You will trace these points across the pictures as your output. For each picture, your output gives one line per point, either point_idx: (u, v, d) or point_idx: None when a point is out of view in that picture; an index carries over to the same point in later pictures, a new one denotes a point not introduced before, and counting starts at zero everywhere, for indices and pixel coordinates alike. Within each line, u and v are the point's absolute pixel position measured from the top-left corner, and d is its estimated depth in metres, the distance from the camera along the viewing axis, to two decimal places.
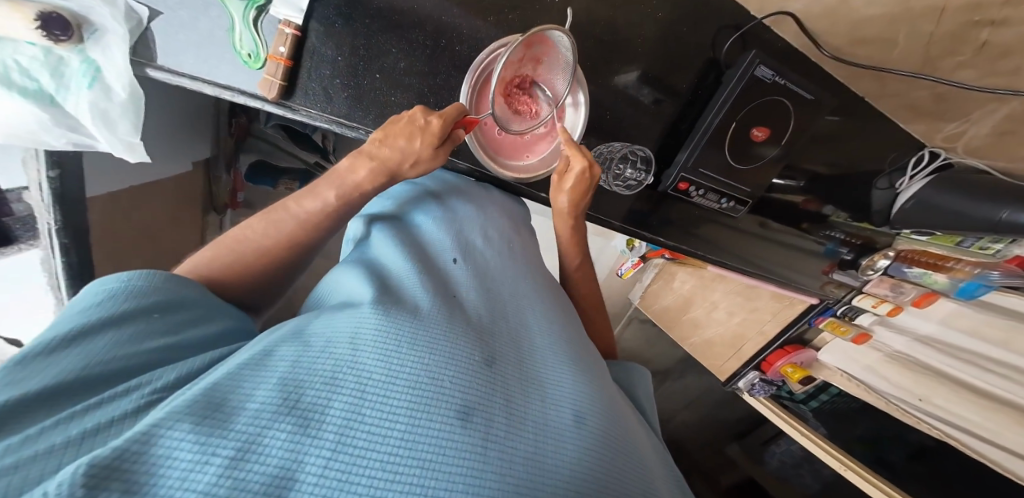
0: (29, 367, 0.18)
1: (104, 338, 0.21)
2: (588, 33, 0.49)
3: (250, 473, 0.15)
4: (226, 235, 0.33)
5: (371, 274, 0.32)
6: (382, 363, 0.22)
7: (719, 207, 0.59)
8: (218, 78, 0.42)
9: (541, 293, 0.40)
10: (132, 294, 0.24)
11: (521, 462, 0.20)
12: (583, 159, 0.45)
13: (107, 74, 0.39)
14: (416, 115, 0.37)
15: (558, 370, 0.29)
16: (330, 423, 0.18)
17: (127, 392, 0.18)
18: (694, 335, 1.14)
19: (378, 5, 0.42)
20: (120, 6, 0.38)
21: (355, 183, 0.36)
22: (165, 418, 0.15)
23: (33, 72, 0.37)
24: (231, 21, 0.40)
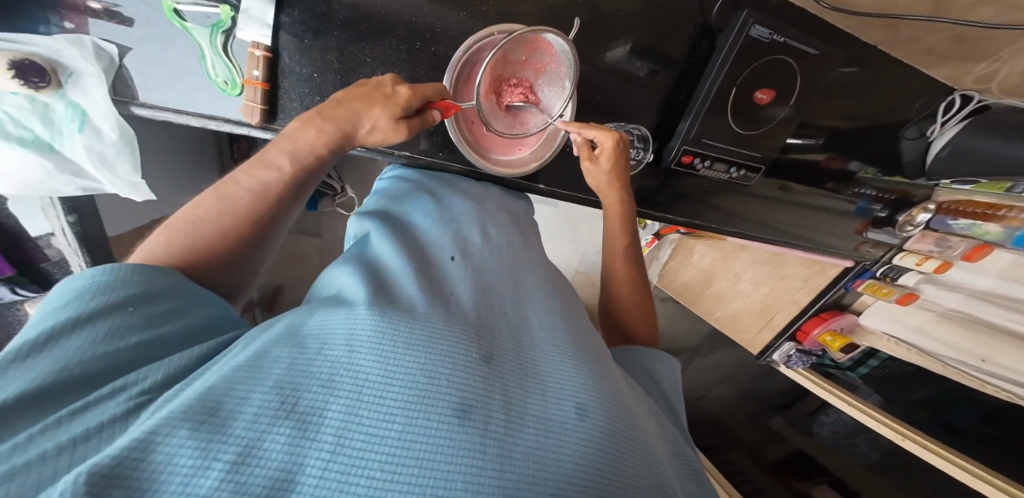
0: (5, 373, 0.18)
1: (81, 338, 0.21)
2: (566, 14, 0.47)
3: (251, 476, 0.14)
4: (174, 218, 0.33)
5: (363, 272, 0.32)
6: (379, 363, 0.21)
7: (728, 177, 0.55)
8: (198, 107, 0.43)
9: (538, 282, 0.40)
10: (104, 286, 0.24)
11: (530, 457, 0.19)
12: (613, 132, 0.43)
13: (93, 116, 0.41)
14: (387, 86, 0.38)
15: (562, 360, 0.28)
16: (330, 424, 0.17)
17: (113, 393, 0.19)
18: (718, 311, 1.10)
19: (345, 15, 0.42)
20: (88, 45, 0.38)
21: (304, 146, 0.35)
22: (162, 425, 0.15)
23: (25, 121, 0.40)
24: (200, 49, 0.41)
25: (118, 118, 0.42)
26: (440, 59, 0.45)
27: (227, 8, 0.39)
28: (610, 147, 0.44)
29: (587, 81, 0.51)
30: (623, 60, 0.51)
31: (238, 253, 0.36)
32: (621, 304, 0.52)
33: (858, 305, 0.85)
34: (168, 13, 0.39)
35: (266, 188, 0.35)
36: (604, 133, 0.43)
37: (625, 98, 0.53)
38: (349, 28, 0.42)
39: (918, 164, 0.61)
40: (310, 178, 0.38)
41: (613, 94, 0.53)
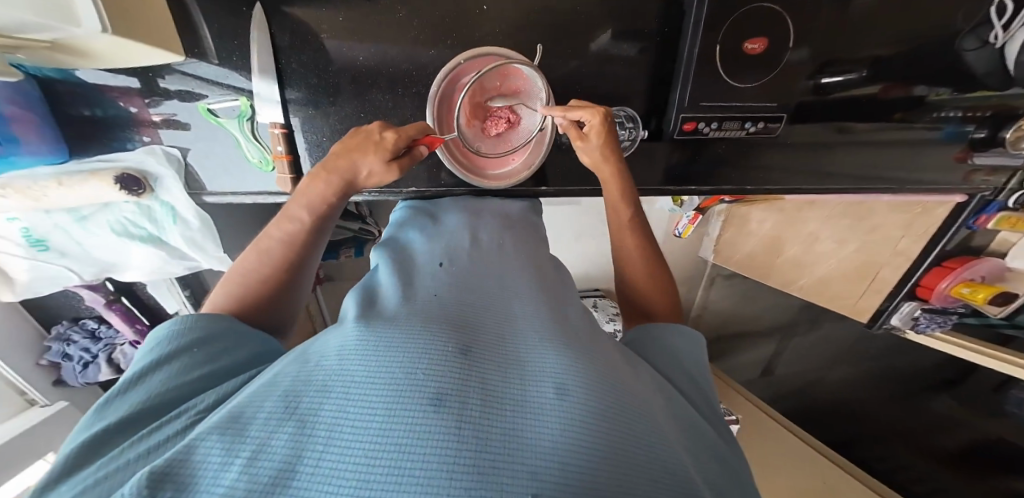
0: (114, 404, 0.26)
1: (162, 373, 0.29)
2: (520, 20, 0.50)
3: (259, 466, 0.19)
4: (229, 272, 0.41)
5: (363, 293, 0.37)
6: (363, 370, 0.25)
7: (747, 132, 0.56)
8: (247, 187, 0.54)
9: (528, 277, 0.41)
10: (175, 336, 0.32)
11: (497, 437, 0.21)
12: (598, 109, 0.46)
13: (179, 209, 0.55)
14: (374, 134, 0.44)
15: (542, 347, 0.30)
16: (321, 423, 0.21)
17: (178, 415, 0.25)
18: (800, 279, 1.01)
19: (334, 81, 0.50)
20: (160, 152, 0.50)
21: (317, 196, 0.42)
22: (202, 436, 0.20)
23: (140, 222, 0.55)
24: (234, 138, 0.51)
25: (197, 207, 0.55)
26: (422, 98, 0.52)
27: (246, 100, 0.48)
28: (599, 123, 0.47)
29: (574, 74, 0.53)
30: (611, 46, 0.53)
31: (276, 299, 0.42)
32: (637, 279, 0.48)
33: (997, 246, 0.75)
34: (204, 113, 0.49)
35: (293, 237, 0.42)
36: (591, 111, 0.46)
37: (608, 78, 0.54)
38: (342, 94, 0.50)
39: (997, 72, 0.57)
40: (328, 222, 0.45)
41: (596, 78, 0.54)
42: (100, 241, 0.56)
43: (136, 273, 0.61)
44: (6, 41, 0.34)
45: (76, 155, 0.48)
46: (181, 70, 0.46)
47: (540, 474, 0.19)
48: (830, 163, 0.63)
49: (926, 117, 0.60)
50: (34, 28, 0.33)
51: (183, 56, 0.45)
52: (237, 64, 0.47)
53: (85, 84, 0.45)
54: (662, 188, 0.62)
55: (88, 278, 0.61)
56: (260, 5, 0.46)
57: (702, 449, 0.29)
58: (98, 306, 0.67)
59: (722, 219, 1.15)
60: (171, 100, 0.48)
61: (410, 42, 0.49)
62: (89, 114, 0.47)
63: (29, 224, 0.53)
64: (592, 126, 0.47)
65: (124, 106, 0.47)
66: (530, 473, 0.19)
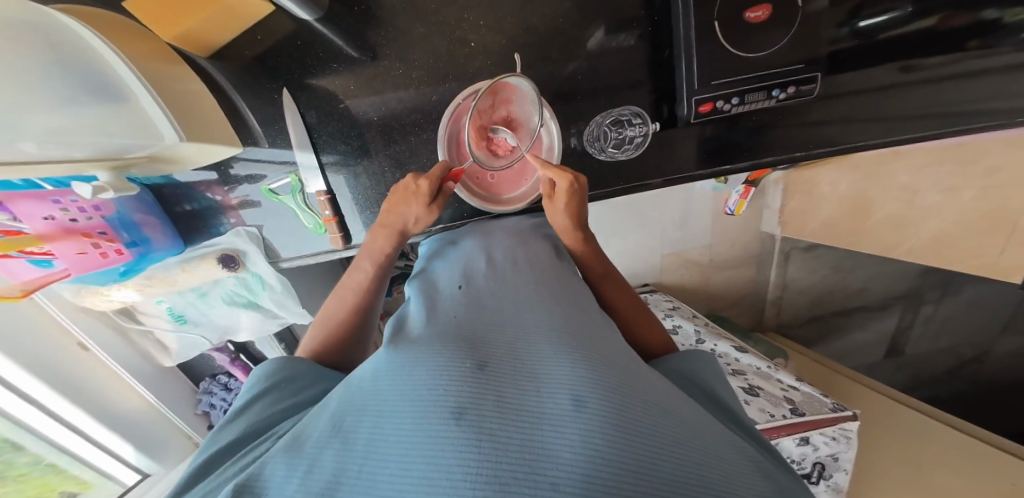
0: (223, 430, 0.32)
1: (256, 406, 0.35)
2: (503, 48, 0.57)
3: (314, 478, 0.23)
4: (317, 320, 0.50)
5: (396, 320, 0.42)
6: (394, 391, 0.28)
7: (775, 100, 0.54)
8: (308, 249, 0.63)
9: (547, 291, 0.42)
10: (268, 374, 0.39)
11: (511, 450, 0.22)
12: (566, 173, 0.51)
13: (266, 276, 0.67)
14: (409, 182, 0.50)
15: (558, 357, 0.30)
16: (360, 441, 0.25)
17: (266, 439, 0.31)
18: (907, 241, 0.81)
19: (358, 143, 0.58)
20: (245, 232, 0.60)
21: (378, 250, 0.51)
22: (274, 455, 0.25)
23: (242, 290, 0.69)
24: (293, 209, 0.61)
25: (276, 272, 0.66)
26: (433, 140, 0.59)
27: (294, 174, 0.58)
28: (565, 187, 0.51)
29: (572, 78, 0.59)
30: (606, 40, 0.57)
31: (352, 340, 0.49)
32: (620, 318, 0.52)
33: None
34: (267, 193, 0.59)
35: (361, 285, 0.50)
36: (558, 175, 0.50)
37: (604, 75, 0.59)
38: (366, 151, 0.59)
39: None
40: (388, 269, 0.52)
41: (593, 74, 0.59)
42: (219, 311, 0.72)
43: (246, 333, 0.77)
44: (119, 160, 0.44)
45: (189, 245, 0.61)
46: (245, 157, 0.56)
47: (549, 479, 0.20)
48: (880, 109, 0.59)
49: (1012, 40, 0.56)
50: (136, 149, 0.43)
51: (242, 146, 0.55)
52: (281, 142, 0.56)
53: (182, 184, 0.56)
54: (700, 174, 0.63)
55: (216, 341, 0.77)
56: (286, 89, 0.55)
57: (746, 461, 0.28)
58: (227, 363, 0.84)
59: (782, 187, 1.02)
60: (243, 185, 0.58)
61: (413, 93, 0.57)
62: (189, 208, 0.58)
63: (170, 304, 0.69)
64: (560, 187, 0.51)
65: (210, 195, 0.58)
66: (539, 478, 0.20)
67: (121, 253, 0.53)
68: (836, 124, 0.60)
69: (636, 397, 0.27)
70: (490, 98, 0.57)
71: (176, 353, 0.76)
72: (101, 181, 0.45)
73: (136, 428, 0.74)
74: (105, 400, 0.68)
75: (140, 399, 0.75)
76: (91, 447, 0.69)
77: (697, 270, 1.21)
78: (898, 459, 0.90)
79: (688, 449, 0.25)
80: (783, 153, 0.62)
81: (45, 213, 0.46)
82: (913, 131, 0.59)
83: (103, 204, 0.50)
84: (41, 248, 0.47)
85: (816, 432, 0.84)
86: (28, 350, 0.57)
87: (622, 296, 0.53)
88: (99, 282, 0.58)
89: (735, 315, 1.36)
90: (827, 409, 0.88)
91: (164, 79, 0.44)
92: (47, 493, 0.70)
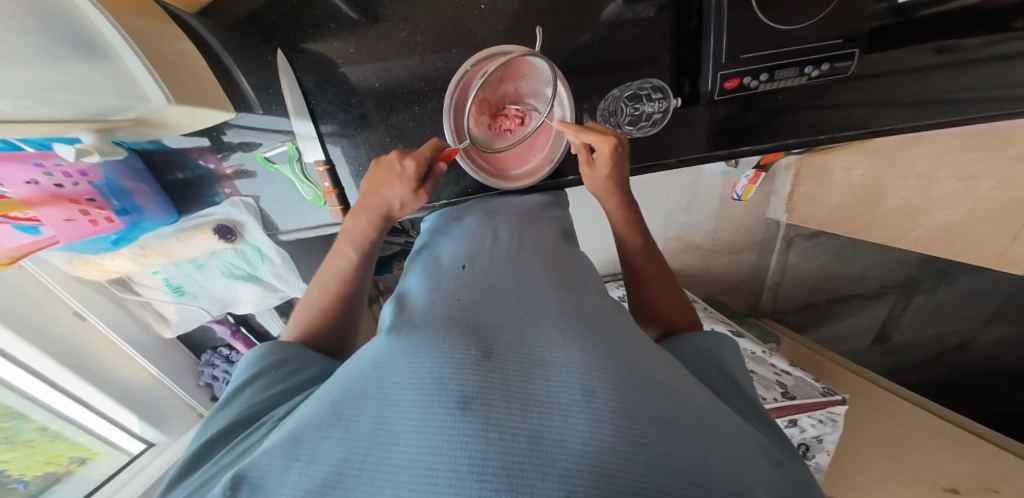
0: (216, 419, 0.32)
1: (247, 392, 0.35)
2: (516, 12, 0.53)
3: (315, 468, 0.22)
4: (300, 305, 0.50)
5: (397, 300, 0.41)
6: (396, 378, 0.28)
7: (807, 78, 0.51)
8: (308, 221, 0.63)
9: (552, 275, 0.41)
10: (256, 361, 0.38)
11: (522, 440, 0.21)
12: (610, 138, 0.48)
13: (264, 249, 0.67)
14: (395, 164, 0.47)
15: (567, 347, 0.29)
16: (362, 429, 0.24)
17: (260, 426, 0.30)
18: (916, 230, 0.80)
19: (358, 111, 0.55)
20: (240, 202, 0.59)
21: (360, 234, 0.49)
22: (271, 445, 0.25)
23: (239, 261, 0.69)
24: (290, 180, 0.59)
25: (275, 244, 0.66)
26: (438, 111, 0.56)
27: (291, 143, 0.55)
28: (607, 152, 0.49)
29: (588, 48, 0.55)
30: (625, 10, 0.53)
31: (342, 325, 0.48)
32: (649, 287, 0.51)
33: None
34: (262, 161, 0.56)
35: (342, 272, 0.49)
36: (601, 140, 0.48)
37: (623, 46, 0.55)
38: (366, 120, 0.56)
39: None
40: (373, 254, 0.51)
41: (610, 45, 0.55)
42: (217, 283, 0.71)
43: (246, 306, 0.76)
44: (105, 122, 0.41)
45: (183, 215, 0.59)
46: (239, 123, 0.53)
47: (558, 470, 0.19)
48: (912, 93, 0.56)
49: None
50: (119, 111, 0.40)
51: (235, 111, 0.51)
52: (277, 108, 0.53)
53: (173, 150, 0.53)
54: (714, 155, 0.61)
55: (215, 313, 0.76)
56: (281, 51, 0.51)
57: (753, 449, 0.27)
58: (228, 335, 0.84)
59: (794, 171, 0.96)
60: (238, 153, 0.55)
61: (418, 59, 0.54)
62: (181, 176, 0.56)
63: (167, 276, 0.68)
64: (601, 152, 0.49)
65: (203, 163, 0.55)
66: (549, 469, 0.19)
67: (111, 221, 0.51)
68: (860, 107, 0.57)
69: (647, 389, 0.26)
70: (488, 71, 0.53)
71: (176, 324, 0.76)
72: (85, 144, 0.42)
73: (141, 399, 0.75)
74: (109, 371, 0.68)
75: (143, 370, 0.76)
76: (95, 415, 0.70)
77: (698, 254, 1.20)
78: (880, 445, 0.91)
79: (696, 442, 0.24)
80: (803, 135, 0.59)
81: (28, 178, 0.43)
82: (942, 115, 0.56)
83: (89, 168, 0.47)
84: (26, 213, 0.45)
85: (804, 415, 0.86)
86: (26, 322, 0.56)
87: (656, 266, 0.52)
88: (92, 250, 0.56)
89: (732, 300, 1.37)
90: (817, 393, 0.90)
91: (150, 36, 0.41)
92: (59, 456, 0.69)
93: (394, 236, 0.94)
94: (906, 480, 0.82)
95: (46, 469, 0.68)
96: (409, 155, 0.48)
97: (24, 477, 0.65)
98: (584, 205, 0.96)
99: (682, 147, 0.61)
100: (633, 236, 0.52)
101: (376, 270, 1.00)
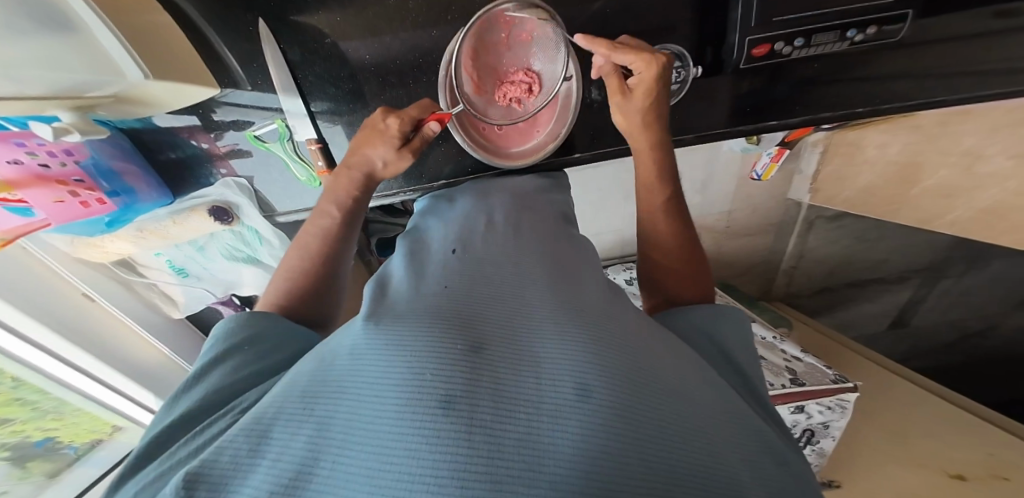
0: (179, 400, 0.31)
1: (217, 372, 0.33)
2: None
3: (282, 467, 0.20)
4: (280, 271, 0.48)
5: (379, 283, 0.38)
6: (372, 368, 0.25)
7: (850, 43, 0.45)
8: (305, 202, 0.62)
9: (547, 261, 0.38)
10: (226, 336, 0.37)
11: (507, 446, 0.18)
12: (656, 59, 0.44)
13: (261, 229, 0.67)
14: (380, 123, 0.47)
15: (561, 339, 0.26)
16: (336, 424, 0.22)
17: (226, 414, 0.28)
18: (950, 212, 0.74)
19: (349, 86, 0.52)
20: (233, 183, 0.58)
21: (343, 191, 0.48)
22: (235, 437, 0.22)
23: (238, 243, 0.69)
24: (283, 160, 0.57)
25: (272, 226, 0.66)
26: (434, 85, 0.53)
27: (281, 121, 0.53)
28: (651, 74, 0.44)
29: (598, 14, 0.51)
30: None
31: (323, 289, 0.47)
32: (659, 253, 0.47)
33: None
34: (253, 141, 0.54)
35: (326, 230, 0.48)
36: (643, 59, 0.44)
37: (636, 12, 0.51)
38: (358, 97, 0.53)
39: None
40: (358, 216, 0.50)
41: (622, 8, 0.50)
42: (219, 264, 0.73)
43: (250, 287, 0.79)
44: (81, 97, 0.39)
45: (176, 196, 0.58)
46: (229, 101, 0.51)
47: (543, 479, 0.17)
48: (968, 60, 0.50)
49: None
50: (93, 87, 0.38)
51: (220, 87, 0.49)
52: (263, 83, 0.51)
53: (161, 129, 0.52)
54: (740, 133, 0.56)
55: (220, 294, 0.79)
56: (264, 20, 0.48)
57: (754, 448, 0.25)
58: (234, 315, 0.87)
59: (821, 149, 0.89)
60: (228, 132, 0.53)
61: (410, 27, 0.50)
62: (174, 156, 0.55)
63: (170, 257, 0.69)
64: (642, 78, 0.45)
65: (195, 143, 0.54)
66: (531, 478, 0.17)
67: (103, 202, 0.50)
68: (906, 77, 0.51)
69: (648, 385, 0.23)
70: (498, 26, 0.48)
71: (184, 305, 0.79)
72: (64, 122, 0.40)
73: (159, 378, 0.77)
74: (123, 351, 0.71)
75: (156, 352, 0.78)
76: (118, 397, 0.73)
77: (710, 237, 1.16)
78: (885, 430, 0.90)
79: (700, 447, 0.21)
80: (841, 108, 0.54)
81: (9, 157, 0.40)
82: (998, 85, 0.50)
83: (74, 148, 0.45)
84: (14, 194, 0.41)
85: (813, 401, 0.84)
86: (37, 302, 0.57)
87: (674, 237, 0.47)
88: (88, 232, 0.55)
89: (744, 285, 1.33)
90: (827, 380, 0.88)
91: (124, 8, 0.38)
92: (98, 426, 0.76)
93: (396, 217, 0.92)
94: (908, 465, 0.81)
95: (90, 437, 0.76)
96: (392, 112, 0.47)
97: (73, 444, 0.74)
98: (591, 186, 0.92)
99: (703, 123, 0.56)
100: (658, 186, 0.48)
101: (380, 251, 0.98)
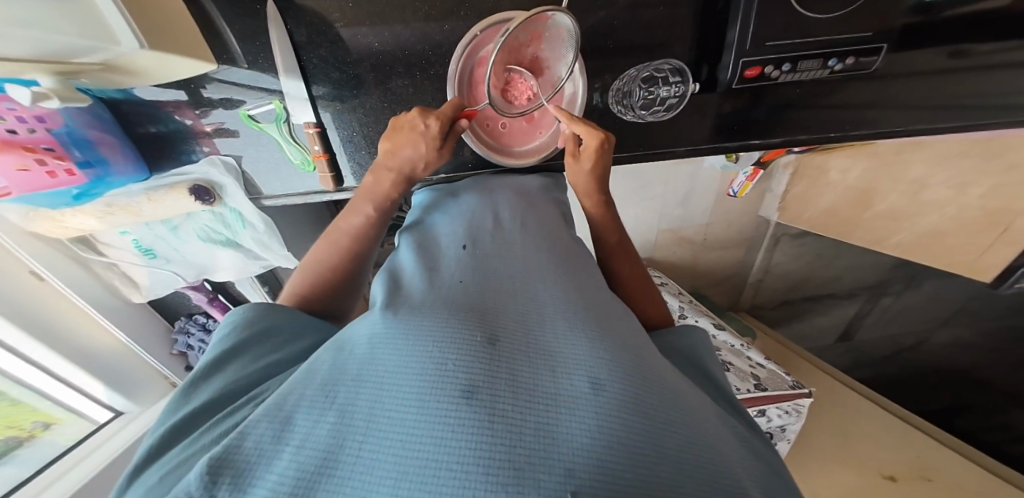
0: (196, 389, 0.29)
1: (234, 363, 0.31)
2: None
3: (306, 454, 0.19)
4: (304, 263, 0.46)
5: (390, 276, 0.38)
6: (392, 358, 0.24)
7: (828, 71, 0.50)
8: (295, 188, 0.60)
9: (559, 261, 0.38)
10: (237, 326, 0.35)
11: (531, 436, 0.19)
12: (598, 132, 0.47)
13: (244, 212, 0.64)
14: (417, 122, 0.46)
15: (574, 336, 0.27)
16: (360, 412, 0.21)
17: (247, 402, 0.27)
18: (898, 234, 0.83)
19: (355, 72, 0.52)
20: (218, 161, 0.55)
21: (380, 193, 0.48)
22: (256, 420, 0.21)
23: (217, 225, 0.66)
24: (277, 142, 0.55)
25: (258, 209, 0.63)
26: (442, 78, 0.53)
27: (278, 102, 0.51)
28: (594, 146, 0.48)
29: (605, 24, 0.53)
30: None
31: (348, 285, 0.46)
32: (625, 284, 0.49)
33: None
34: (246, 120, 0.52)
35: (358, 230, 0.47)
36: (588, 132, 0.47)
37: (641, 25, 0.53)
38: (362, 84, 0.53)
39: None
40: (388, 216, 0.49)
41: (628, 21, 0.53)
42: (192, 247, 0.69)
43: (225, 273, 0.74)
44: (67, 64, 0.37)
45: (155, 172, 0.55)
46: (220, 79, 0.48)
47: (566, 465, 0.17)
48: (923, 97, 0.56)
49: None
50: (84, 52, 0.35)
51: (216, 63, 0.47)
52: (264, 63, 0.49)
53: (145, 102, 0.49)
54: (719, 149, 0.61)
55: (190, 278, 0.74)
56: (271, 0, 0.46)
57: (736, 440, 0.27)
58: (203, 302, 0.81)
59: (790, 172, 0.94)
60: (218, 110, 0.51)
61: (422, 20, 0.50)
62: (154, 130, 0.52)
63: (137, 237, 0.64)
64: (588, 148, 0.48)
65: (180, 119, 0.51)
66: (555, 466, 0.17)
67: (72, 175, 0.46)
68: (872, 108, 0.57)
69: (655, 381, 0.25)
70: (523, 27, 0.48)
71: (147, 289, 0.73)
72: (43, 87, 0.38)
73: (107, 366, 0.72)
74: (72, 336, 0.66)
75: (110, 337, 0.73)
76: (59, 383, 0.69)
77: (689, 248, 1.21)
78: (833, 432, 0.98)
79: (703, 441, 0.23)
80: (811, 132, 0.59)
81: None
82: (945, 122, 0.57)
83: (47, 115, 0.43)
84: None
85: (774, 406, 0.90)
86: None
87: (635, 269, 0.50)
88: (51, 204, 0.52)
89: (716, 296, 1.40)
90: (786, 385, 0.94)
91: None
92: (21, 419, 0.68)
93: None
94: (849, 465, 0.88)
95: (9, 433, 0.66)
96: (432, 113, 0.46)
97: None
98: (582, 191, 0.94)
99: (685, 135, 0.60)
100: (612, 232, 0.51)
101: None
